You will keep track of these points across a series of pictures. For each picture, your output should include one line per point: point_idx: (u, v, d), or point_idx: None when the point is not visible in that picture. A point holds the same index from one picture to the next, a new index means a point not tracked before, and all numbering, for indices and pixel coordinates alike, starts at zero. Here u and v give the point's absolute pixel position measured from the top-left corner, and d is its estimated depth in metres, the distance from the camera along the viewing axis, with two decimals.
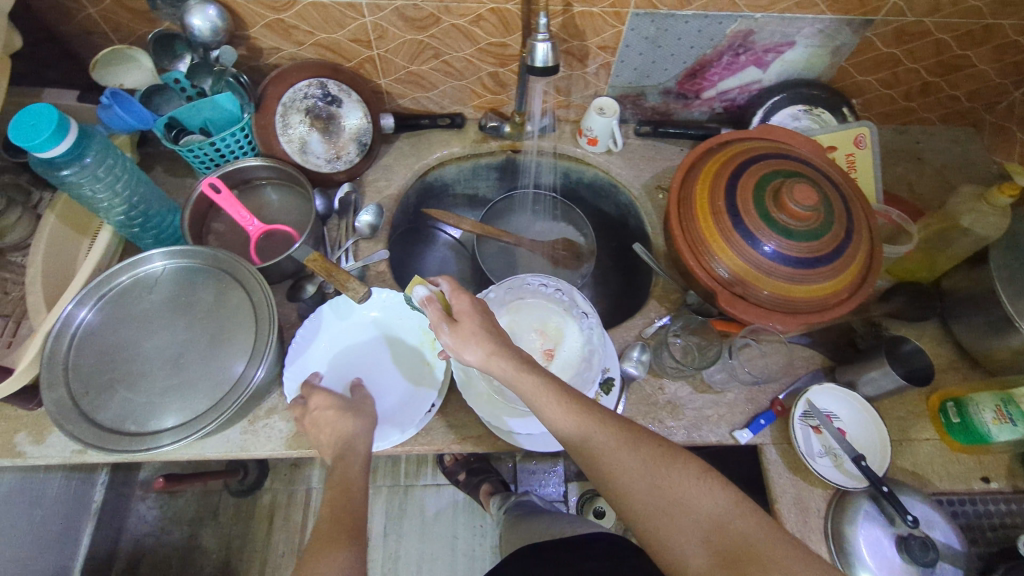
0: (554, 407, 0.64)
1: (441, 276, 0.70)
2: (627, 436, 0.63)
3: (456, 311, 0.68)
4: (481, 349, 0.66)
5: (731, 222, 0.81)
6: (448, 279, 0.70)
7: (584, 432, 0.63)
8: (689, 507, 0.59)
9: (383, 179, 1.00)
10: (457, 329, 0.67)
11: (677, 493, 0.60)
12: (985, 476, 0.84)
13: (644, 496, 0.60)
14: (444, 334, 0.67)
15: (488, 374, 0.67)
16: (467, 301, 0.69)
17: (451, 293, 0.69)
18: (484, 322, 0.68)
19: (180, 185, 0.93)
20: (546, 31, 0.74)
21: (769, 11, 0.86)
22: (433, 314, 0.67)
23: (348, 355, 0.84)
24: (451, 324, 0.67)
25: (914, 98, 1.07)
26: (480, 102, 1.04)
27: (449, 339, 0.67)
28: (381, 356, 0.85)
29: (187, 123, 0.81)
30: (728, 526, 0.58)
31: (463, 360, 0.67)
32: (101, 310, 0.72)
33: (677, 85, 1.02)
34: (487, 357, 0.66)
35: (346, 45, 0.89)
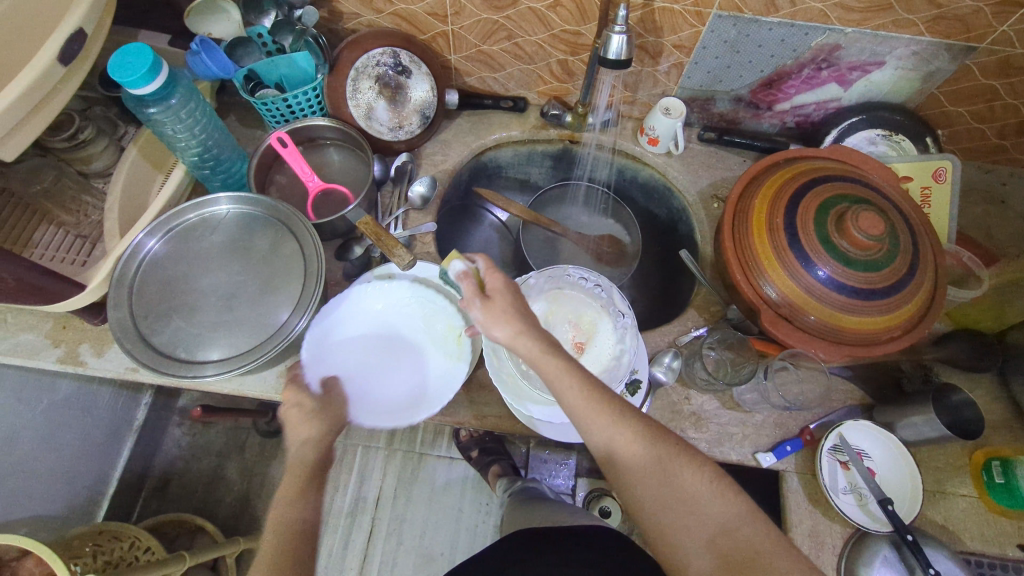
0: (579, 400, 0.62)
1: (479, 254, 0.70)
2: (647, 431, 0.63)
3: (491, 287, 0.67)
4: (509, 328, 0.65)
5: (787, 241, 0.78)
6: (485, 257, 0.69)
7: (603, 425, 0.62)
8: (704, 510, 0.60)
9: (440, 154, 1.01)
10: (488, 305, 0.65)
11: (688, 498, 0.60)
12: (1022, 544, 0.78)
13: (660, 493, 0.61)
14: (475, 309, 0.65)
15: (512, 353, 0.66)
16: (501, 279, 0.68)
17: (486, 271, 0.68)
18: (514, 303, 0.67)
19: (250, 136, 0.97)
20: (624, 24, 0.73)
21: (861, 26, 0.82)
22: (466, 287, 0.66)
23: (381, 330, 0.85)
24: (483, 300, 0.66)
25: (1007, 136, 1.00)
26: (545, 89, 1.04)
27: (480, 315, 0.65)
28: (413, 337, 0.85)
29: (264, 77, 0.87)
30: (737, 533, 0.58)
31: (490, 338, 0.65)
32: (167, 242, 0.76)
33: (750, 94, 0.98)
34: (513, 336, 0.64)
35: (422, 17, 0.91)
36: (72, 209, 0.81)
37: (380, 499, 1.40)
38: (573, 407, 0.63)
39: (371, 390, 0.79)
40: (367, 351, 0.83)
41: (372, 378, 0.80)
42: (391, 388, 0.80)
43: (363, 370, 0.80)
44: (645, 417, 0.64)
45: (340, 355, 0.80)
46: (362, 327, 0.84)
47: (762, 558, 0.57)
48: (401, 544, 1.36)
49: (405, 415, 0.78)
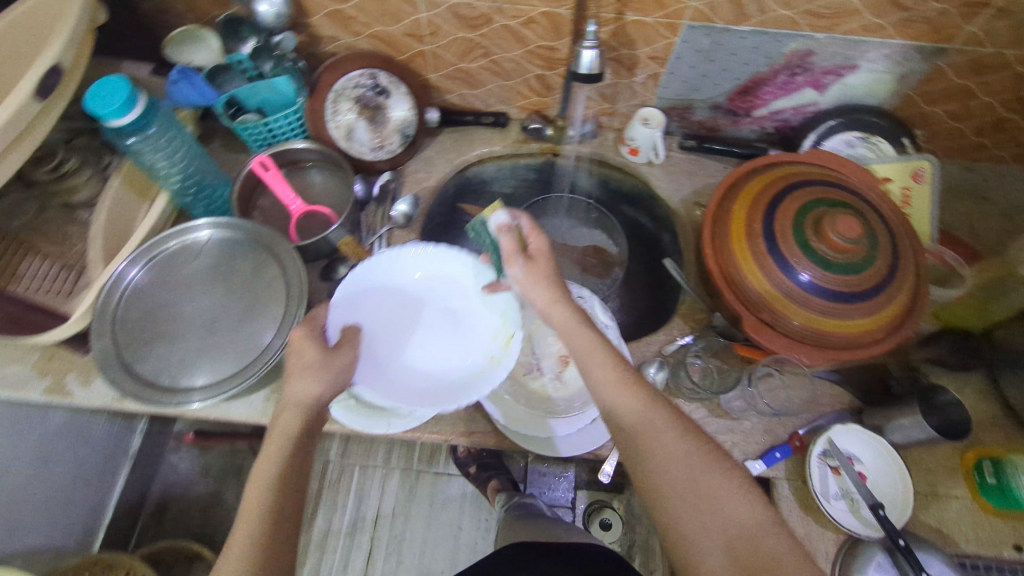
0: (615, 382, 0.67)
1: (523, 213, 0.76)
2: (679, 423, 0.65)
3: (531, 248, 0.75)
4: (546, 292, 0.73)
5: (767, 248, 0.79)
6: (528, 217, 0.76)
7: (635, 407, 0.65)
8: (722, 510, 0.60)
9: (423, 172, 1.02)
10: (529, 265, 0.74)
11: (704, 498, 0.60)
12: (1018, 545, 0.77)
13: (682, 485, 0.61)
14: (516, 265, 0.73)
15: (544, 318, 0.74)
16: (543, 241, 0.75)
17: (528, 231, 0.76)
18: (551, 268, 0.75)
19: (234, 160, 0.98)
20: (594, 39, 0.74)
21: (831, 32, 0.83)
22: (507, 244, 0.74)
23: (428, 302, 0.85)
24: (525, 261, 0.74)
25: (985, 134, 1.01)
26: (525, 103, 1.05)
27: (519, 272, 0.73)
28: (460, 321, 0.84)
29: (245, 102, 0.88)
30: (761, 543, 0.58)
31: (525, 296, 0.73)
32: (149, 270, 0.77)
33: (727, 101, 0.99)
34: (548, 301, 0.73)
35: (400, 38, 0.92)
36: (57, 239, 0.82)
37: (378, 519, 1.39)
38: (607, 391, 0.68)
39: (388, 356, 0.81)
40: (405, 315, 0.84)
41: (400, 346, 0.82)
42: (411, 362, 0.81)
43: (395, 335, 0.82)
44: (678, 412, 0.66)
45: (381, 313, 0.83)
46: (409, 291, 0.85)
47: (783, 566, 0.56)
48: (401, 564, 1.35)
49: (414, 397, 0.78)
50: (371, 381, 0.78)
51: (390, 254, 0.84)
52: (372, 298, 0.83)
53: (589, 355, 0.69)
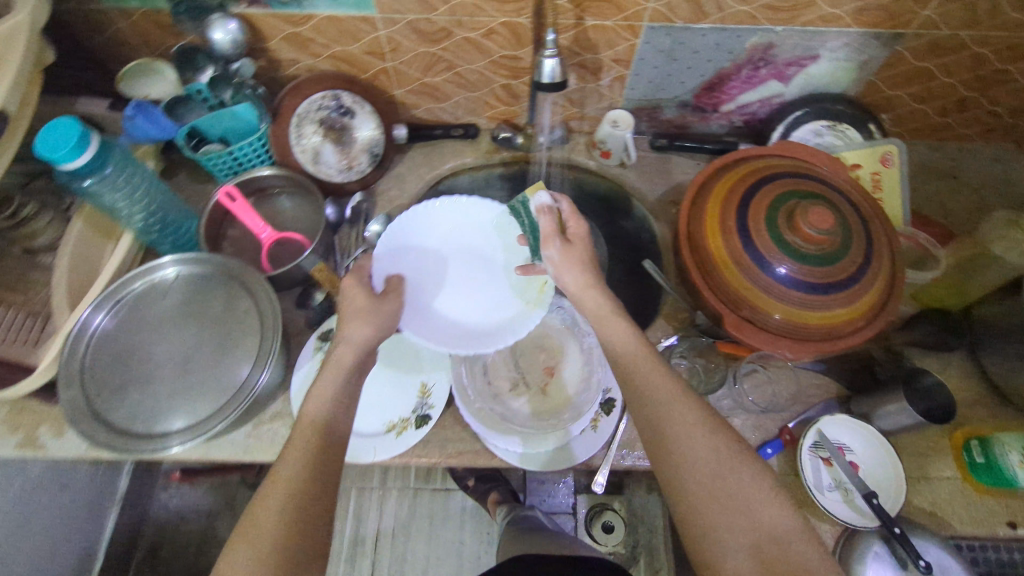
0: (645, 373, 0.70)
1: (564, 198, 0.85)
2: (711, 421, 0.65)
3: (569, 232, 0.83)
4: (579, 276, 0.80)
5: (741, 244, 0.79)
6: (569, 202, 0.85)
7: (664, 402, 0.67)
8: (746, 511, 0.60)
9: (395, 189, 1.01)
10: (566, 247, 0.81)
11: (728, 496, 0.61)
12: (1011, 522, 0.78)
13: (708, 483, 0.62)
14: (553, 245, 0.81)
15: (578, 304, 0.80)
16: (582, 228, 0.83)
17: (567, 216, 0.84)
18: (585, 252, 0.82)
19: (201, 191, 0.96)
20: (554, 47, 0.74)
21: (789, 24, 0.84)
22: (547, 224, 0.82)
23: (457, 261, 0.94)
24: (562, 243, 0.81)
25: (949, 113, 1.03)
26: (493, 113, 1.05)
27: (555, 252, 0.81)
28: (491, 274, 0.93)
29: (207, 133, 0.87)
30: (788, 546, 0.58)
31: (559, 276, 0.81)
32: (116, 314, 0.75)
33: (694, 98, 0.99)
34: (583, 284, 0.79)
35: (360, 56, 0.91)
36: (21, 288, 0.80)
37: (379, 541, 1.37)
38: (638, 385, 0.70)
39: (422, 305, 0.88)
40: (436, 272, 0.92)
41: (438, 295, 0.90)
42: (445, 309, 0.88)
43: (433, 285, 0.91)
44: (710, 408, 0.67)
45: (420, 265, 0.92)
46: (438, 250, 0.94)
47: (810, 570, 0.57)
48: None
49: (453, 338, 0.85)
50: (413, 321, 0.86)
51: (430, 211, 0.94)
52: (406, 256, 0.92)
53: (621, 347, 0.72)
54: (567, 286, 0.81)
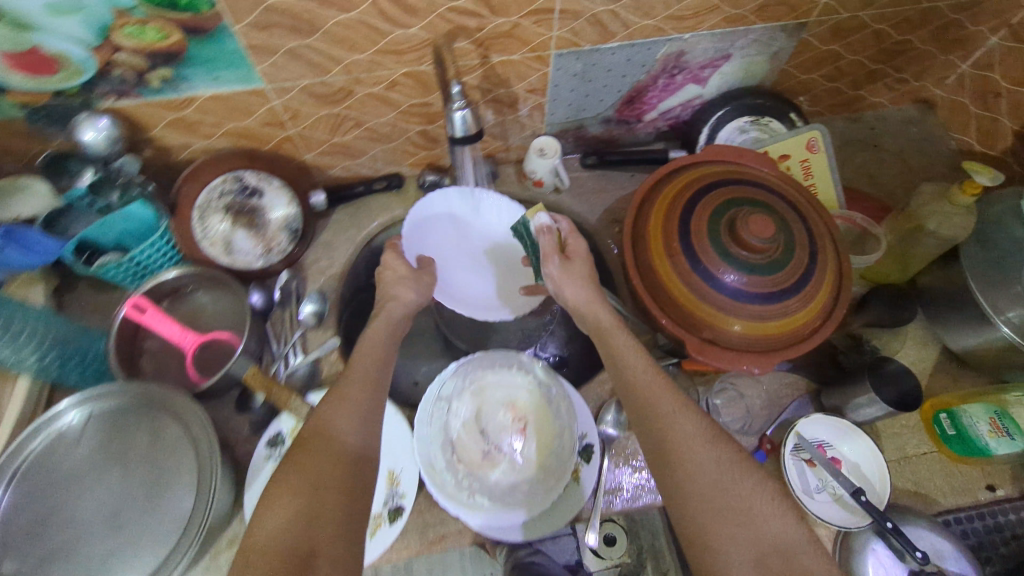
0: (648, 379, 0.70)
1: (562, 218, 0.86)
2: (710, 433, 0.65)
3: (569, 249, 0.84)
4: (581, 291, 0.80)
5: (689, 265, 0.77)
6: (567, 222, 0.86)
7: (665, 415, 0.67)
8: (745, 519, 0.59)
9: (325, 259, 0.95)
10: (565, 265, 0.82)
11: (729, 520, 0.60)
12: (990, 484, 0.82)
13: (706, 495, 0.61)
14: (554, 263, 0.82)
15: (582, 317, 0.80)
16: (581, 244, 0.84)
17: (567, 233, 0.85)
18: (586, 268, 0.83)
19: (108, 300, 0.88)
20: (461, 99, 0.70)
21: (697, 30, 0.82)
22: (546, 243, 0.83)
23: (479, 235, 1.01)
24: (563, 260, 0.82)
25: (860, 86, 1.05)
26: (414, 159, 0.99)
27: (556, 269, 0.81)
28: (501, 255, 1.02)
29: (100, 243, 0.78)
30: (794, 561, 0.57)
31: (562, 291, 0.81)
32: (22, 478, 0.66)
33: (616, 113, 0.97)
34: (586, 300, 0.80)
35: (258, 129, 0.83)
36: None
37: None
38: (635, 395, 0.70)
39: (446, 275, 0.99)
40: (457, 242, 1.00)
41: (457, 270, 1.01)
42: (461, 281, 1.01)
43: (453, 260, 1.00)
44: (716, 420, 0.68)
45: (440, 241, 0.99)
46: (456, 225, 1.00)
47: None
48: None
49: (473, 308, 1.00)
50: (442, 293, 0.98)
51: (441, 194, 0.96)
52: (432, 227, 0.98)
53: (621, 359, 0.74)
54: (568, 302, 0.82)
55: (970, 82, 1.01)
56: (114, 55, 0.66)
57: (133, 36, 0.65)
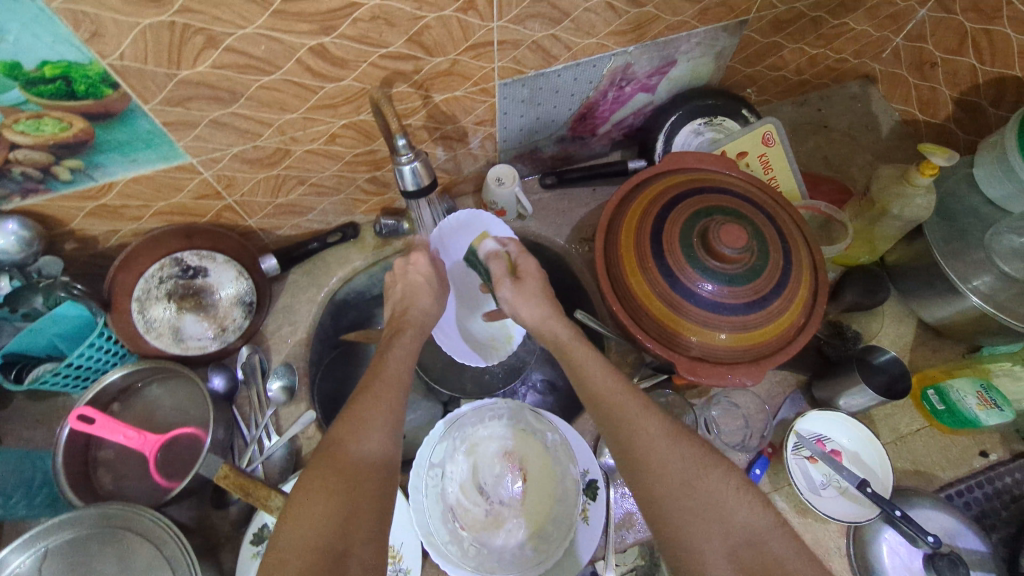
0: (628, 402, 0.63)
1: (512, 241, 0.82)
2: (675, 432, 0.60)
3: (521, 270, 0.78)
4: (539, 311, 0.74)
5: (668, 284, 0.75)
6: (517, 245, 0.82)
7: (631, 418, 0.61)
8: (729, 521, 0.54)
9: (287, 324, 0.90)
10: (518, 285, 0.76)
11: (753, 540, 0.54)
12: (982, 450, 0.84)
13: (697, 501, 0.56)
14: (505, 286, 0.76)
15: (540, 337, 0.74)
16: (533, 264, 0.78)
17: (516, 255, 0.80)
18: (541, 286, 0.77)
19: (51, 408, 0.80)
20: (409, 152, 0.65)
21: (640, 42, 0.80)
22: (496, 267, 0.78)
23: None
24: (514, 281, 0.76)
25: (804, 71, 1.05)
26: (368, 206, 0.94)
27: (509, 292, 0.75)
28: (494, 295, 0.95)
29: (29, 353, 0.71)
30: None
31: (518, 313, 0.75)
32: None
33: (570, 131, 0.94)
34: (543, 319, 0.73)
35: (192, 204, 0.76)
36: None
37: None
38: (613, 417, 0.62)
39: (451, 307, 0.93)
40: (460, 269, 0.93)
41: (459, 302, 0.94)
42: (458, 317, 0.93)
43: (462, 289, 0.94)
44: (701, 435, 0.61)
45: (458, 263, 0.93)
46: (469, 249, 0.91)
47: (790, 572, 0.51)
48: None
49: (460, 350, 0.93)
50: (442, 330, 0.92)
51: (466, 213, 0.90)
52: (455, 246, 0.91)
53: (588, 378, 0.67)
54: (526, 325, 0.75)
55: (906, 55, 1.02)
56: (11, 153, 0.58)
57: (28, 131, 0.57)
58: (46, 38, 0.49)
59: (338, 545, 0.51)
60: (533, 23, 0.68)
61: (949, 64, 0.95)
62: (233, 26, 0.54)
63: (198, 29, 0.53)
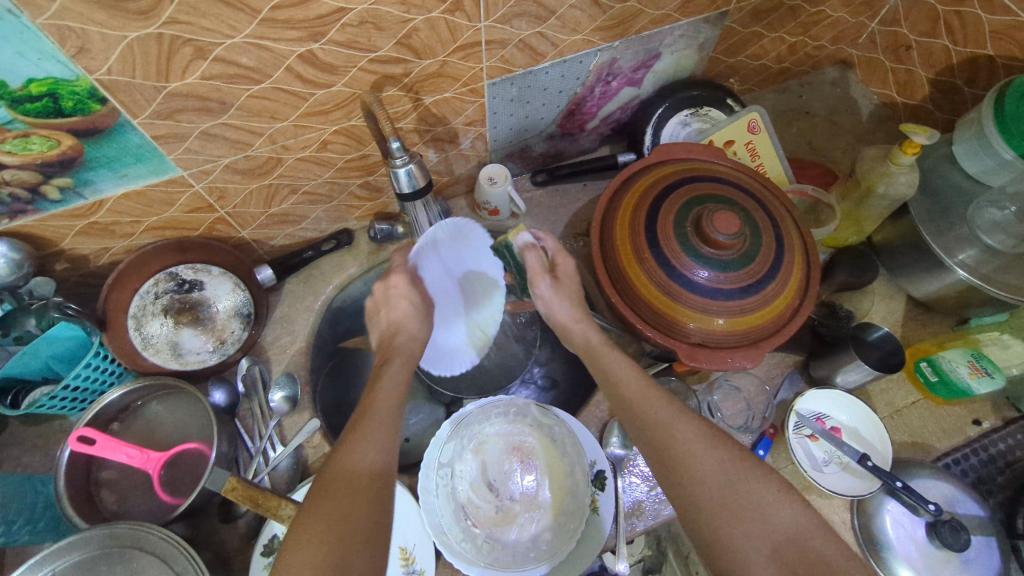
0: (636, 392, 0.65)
1: (546, 236, 0.81)
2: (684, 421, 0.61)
3: (559, 271, 0.78)
4: (573, 312, 0.75)
5: (664, 273, 0.76)
6: (551, 241, 0.81)
7: None
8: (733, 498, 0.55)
9: (285, 334, 0.90)
10: (556, 284, 0.77)
11: (758, 518, 0.55)
12: (976, 419, 0.86)
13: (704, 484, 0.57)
14: (544, 284, 0.77)
15: (569, 337, 0.76)
16: (571, 264, 0.79)
17: (553, 253, 0.80)
18: (576, 289, 0.78)
19: (48, 432, 0.78)
20: (403, 155, 0.65)
21: (625, 37, 0.81)
22: (533, 263, 0.78)
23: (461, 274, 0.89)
24: (553, 280, 0.77)
25: (784, 59, 1.07)
26: (361, 212, 0.93)
27: (549, 290, 0.76)
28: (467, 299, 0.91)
29: (25, 378, 0.71)
30: (813, 552, 0.53)
31: (553, 312, 0.76)
32: None
33: (558, 127, 0.94)
34: (575, 319, 0.75)
35: (185, 217, 0.75)
36: None
37: None
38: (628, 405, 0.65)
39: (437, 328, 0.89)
40: (446, 280, 0.87)
41: (440, 322, 0.89)
42: (443, 334, 0.90)
43: (441, 309, 0.87)
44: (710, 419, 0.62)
45: (437, 284, 0.85)
46: (448, 267, 0.87)
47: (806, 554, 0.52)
48: None
49: (449, 359, 0.94)
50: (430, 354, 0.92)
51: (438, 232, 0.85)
52: (438, 255, 0.85)
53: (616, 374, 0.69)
54: (558, 322, 0.77)
55: (882, 39, 1.04)
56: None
57: (16, 151, 0.56)
58: (31, 55, 0.48)
59: (352, 553, 0.51)
60: (520, 22, 0.69)
61: (924, 47, 0.97)
62: (220, 35, 0.54)
63: (187, 41, 0.53)
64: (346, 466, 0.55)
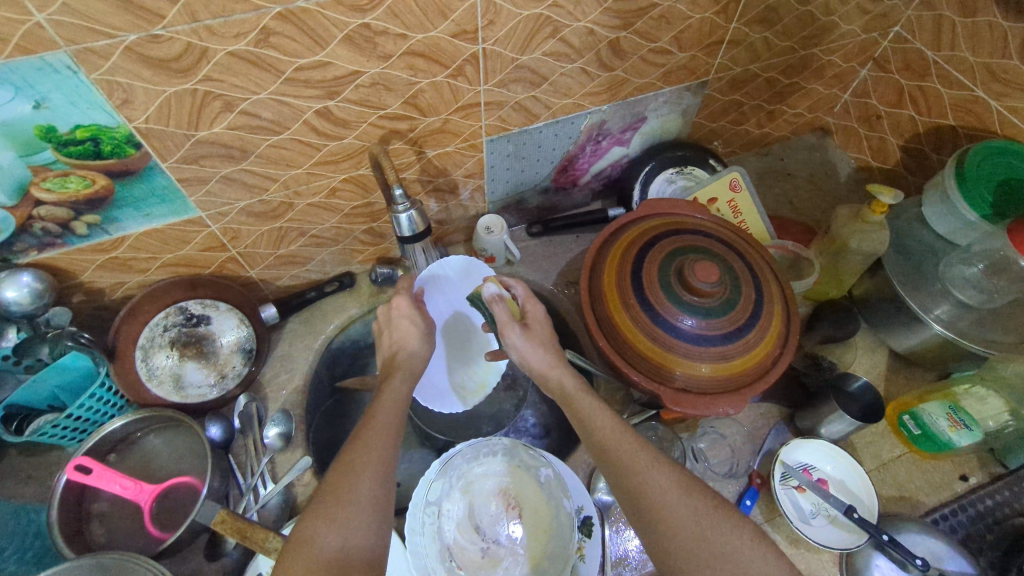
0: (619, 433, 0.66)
1: (515, 283, 0.80)
2: (664, 462, 0.62)
3: (528, 317, 0.76)
4: (548, 358, 0.72)
5: (650, 318, 0.79)
6: (520, 287, 0.80)
7: (615, 446, 0.63)
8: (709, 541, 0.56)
9: (284, 372, 0.92)
10: (527, 332, 0.74)
11: (735, 564, 0.55)
12: (962, 475, 0.86)
13: (682, 526, 0.57)
14: (513, 331, 0.73)
15: (546, 384, 0.72)
16: (538, 310, 0.77)
17: (523, 299, 0.78)
18: (549, 336, 0.75)
19: (43, 462, 0.80)
20: (405, 201, 0.71)
21: (612, 101, 0.88)
22: (500, 313, 0.75)
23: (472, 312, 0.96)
24: (524, 328, 0.74)
25: (764, 125, 1.16)
26: (364, 256, 0.99)
27: (518, 336, 0.73)
28: (472, 342, 0.97)
29: (31, 406, 0.72)
30: None
31: (527, 362, 0.72)
32: None
33: (552, 182, 1.01)
34: (549, 366, 0.71)
35: (198, 256, 0.80)
36: None
37: None
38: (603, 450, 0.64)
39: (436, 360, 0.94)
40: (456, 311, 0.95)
41: (439, 355, 0.95)
42: (440, 369, 0.94)
43: (445, 338, 0.95)
44: None
45: (443, 312, 0.94)
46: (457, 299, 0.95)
47: None
48: None
49: (439, 399, 0.95)
50: (424, 387, 0.93)
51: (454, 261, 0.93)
52: (449, 284, 0.93)
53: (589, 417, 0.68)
54: (533, 371, 0.73)
55: (855, 109, 1.13)
56: (35, 210, 0.63)
57: (55, 188, 0.62)
58: (82, 105, 0.55)
59: None
60: (516, 87, 0.77)
61: (892, 116, 1.05)
62: (248, 92, 0.61)
63: (218, 96, 0.60)
64: (332, 496, 0.56)
